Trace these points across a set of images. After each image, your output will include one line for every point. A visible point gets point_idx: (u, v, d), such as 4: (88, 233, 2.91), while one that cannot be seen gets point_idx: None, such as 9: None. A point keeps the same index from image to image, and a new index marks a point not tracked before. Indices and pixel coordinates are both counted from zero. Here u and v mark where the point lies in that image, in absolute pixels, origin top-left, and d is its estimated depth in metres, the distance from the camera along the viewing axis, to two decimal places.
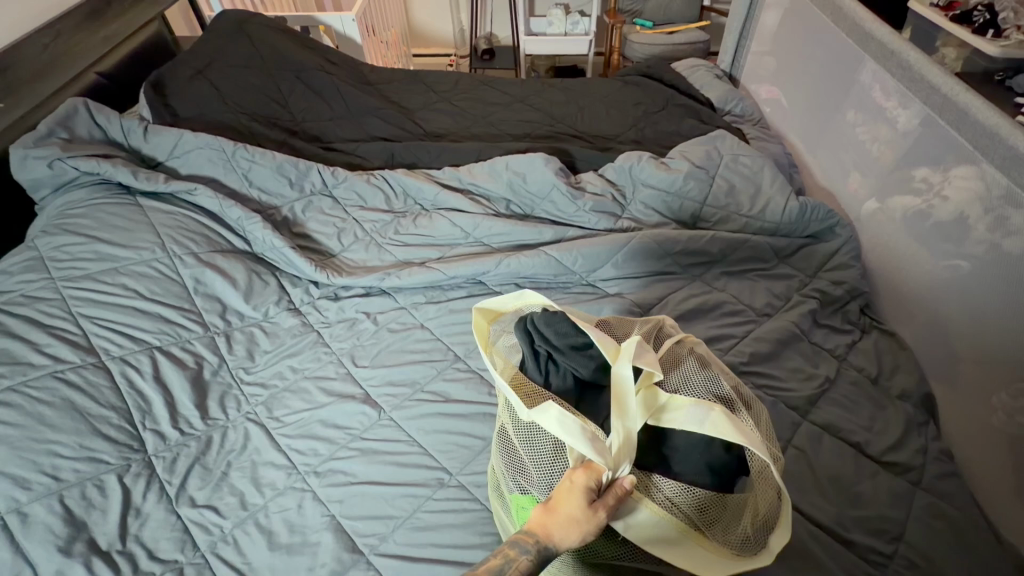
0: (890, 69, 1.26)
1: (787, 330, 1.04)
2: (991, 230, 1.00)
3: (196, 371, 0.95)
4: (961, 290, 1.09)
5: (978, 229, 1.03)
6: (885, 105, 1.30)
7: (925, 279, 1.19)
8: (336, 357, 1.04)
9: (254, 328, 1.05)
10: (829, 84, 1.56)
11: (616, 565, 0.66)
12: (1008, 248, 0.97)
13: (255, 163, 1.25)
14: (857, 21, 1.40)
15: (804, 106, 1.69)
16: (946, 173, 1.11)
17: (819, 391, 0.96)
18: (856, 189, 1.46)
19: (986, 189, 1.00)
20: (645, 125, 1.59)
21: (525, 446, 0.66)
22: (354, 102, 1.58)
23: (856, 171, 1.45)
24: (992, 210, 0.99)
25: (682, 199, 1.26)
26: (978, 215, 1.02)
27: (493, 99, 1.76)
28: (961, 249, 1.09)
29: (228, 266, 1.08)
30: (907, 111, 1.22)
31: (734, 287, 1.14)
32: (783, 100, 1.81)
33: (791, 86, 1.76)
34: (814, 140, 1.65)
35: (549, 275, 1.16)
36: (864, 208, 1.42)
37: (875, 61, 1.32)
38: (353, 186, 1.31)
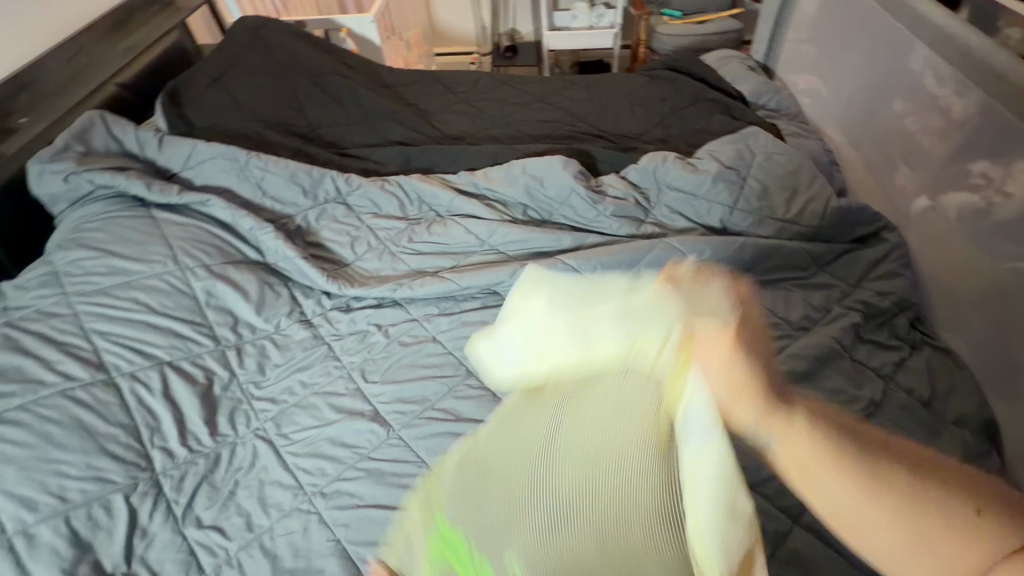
0: (946, 54, 1.14)
1: (827, 347, 0.95)
2: None
3: (206, 387, 0.94)
4: None
5: None
6: (942, 93, 1.18)
7: (982, 285, 1.08)
8: (346, 371, 1.02)
9: (265, 341, 1.04)
10: (875, 74, 1.44)
11: None
12: None
13: (268, 172, 1.23)
14: (910, 4, 1.28)
15: (845, 97, 1.57)
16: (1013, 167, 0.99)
17: (864, 416, 0.87)
18: (905, 185, 1.34)
19: None
20: (672, 122, 1.51)
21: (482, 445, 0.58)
22: (371, 107, 1.56)
23: (905, 166, 1.34)
24: None
25: (711, 203, 1.17)
26: None
27: (512, 99, 1.71)
28: None
29: (240, 278, 1.07)
30: (966, 102, 1.10)
31: (768, 298, 1.05)
32: (823, 91, 1.69)
33: (831, 76, 1.64)
34: (857, 134, 1.53)
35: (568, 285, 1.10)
36: (915, 206, 1.30)
37: (929, 46, 1.20)
38: (366, 193, 1.29)
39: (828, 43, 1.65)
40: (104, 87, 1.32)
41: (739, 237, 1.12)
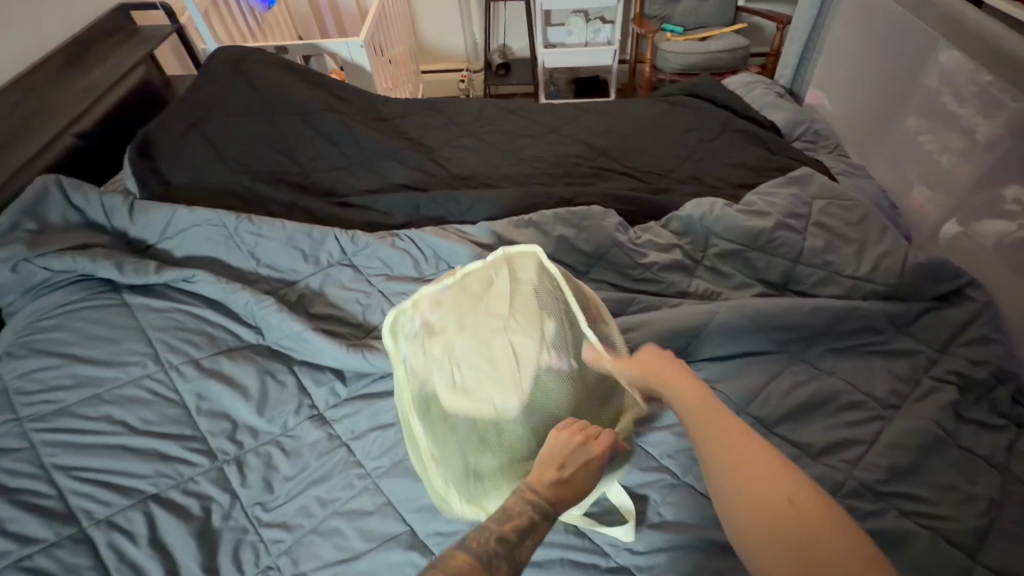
0: (978, 71, 1.09)
1: (929, 432, 0.83)
2: None
3: (202, 521, 0.76)
4: None
5: None
6: (962, 113, 1.14)
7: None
8: (371, 482, 0.85)
9: (271, 447, 0.86)
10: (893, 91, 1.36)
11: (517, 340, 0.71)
12: None
13: (263, 236, 1.05)
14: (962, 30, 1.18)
15: (860, 110, 1.47)
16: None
17: (986, 520, 0.76)
18: (922, 205, 1.27)
19: None
20: (702, 156, 1.39)
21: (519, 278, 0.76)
22: (369, 145, 1.39)
23: (922, 186, 1.27)
24: None
25: (770, 258, 1.05)
26: None
27: (522, 129, 1.57)
28: None
29: (237, 370, 0.89)
30: None
31: (847, 369, 0.94)
32: (832, 103, 1.59)
33: (843, 88, 1.54)
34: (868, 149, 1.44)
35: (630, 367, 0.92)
36: (943, 230, 1.21)
37: (954, 61, 1.16)
38: (375, 251, 1.10)
39: (837, 57, 1.56)
40: (59, 140, 1.12)
41: (807, 298, 1.00)
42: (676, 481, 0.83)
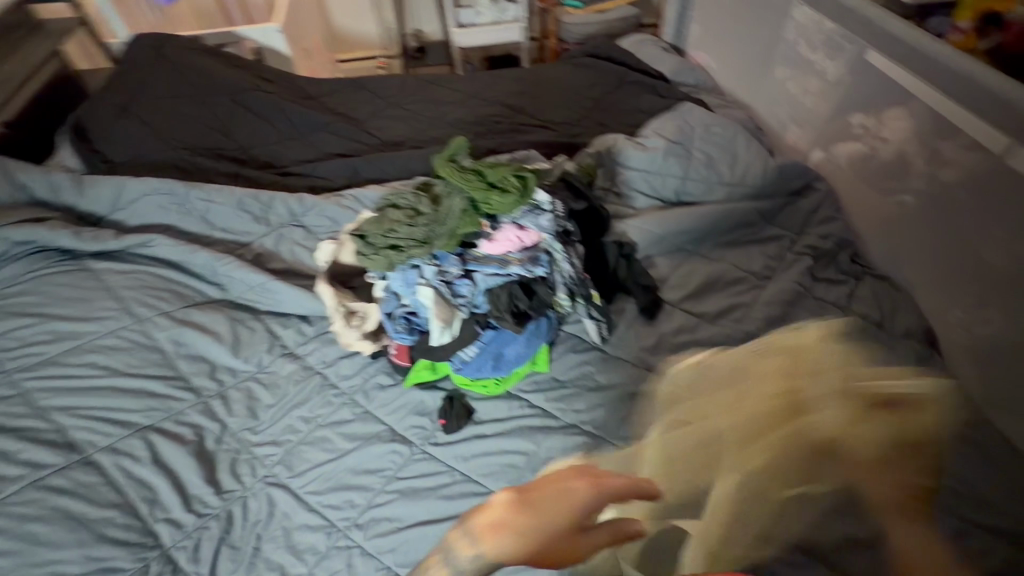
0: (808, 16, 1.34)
1: (791, 290, 1.06)
2: (927, 163, 1.07)
3: (198, 444, 0.87)
4: (913, 222, 1.13)
5: (917, 164, 1.10)
6: (816, 57, 1.33)
7: (866, 204, 1.24)
8: (348, 398, 0.98)
9: (250, 383, 0.97)
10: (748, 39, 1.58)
11: (494, 209, 0.90)
12: (946, 178, 1.04)
13: (213, 202, 1.13)
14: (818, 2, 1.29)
15: (745, 70, 1.60)
16: (908, 134, 1.10)
17: None
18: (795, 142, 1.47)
19: (930, 124, 1.05)
20: (606, 107, 1.59)
21: (487, 167, 0.93)
22: (300, 119, 1.47)
23: (794, 125, 1.45)
24: (926, 145, 1.07)
25: (664, 176, 1.26)
26: (917, 151, 1.09)
27: (444, 98, 1.69)
28: (905, 184, 1.14)
29: (208, 320, 0.99)
30: (838, 62, 1.27)
31: (732, 256, 1.15)
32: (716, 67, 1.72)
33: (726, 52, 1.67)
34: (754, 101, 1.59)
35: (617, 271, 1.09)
36: (811, 156, 1.41)
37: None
38: (323, 210, 1.19)
39: (703, 12, 1.72)
40: None
41: (697, 205, 1.21)
42: (605, 354, 1.01)
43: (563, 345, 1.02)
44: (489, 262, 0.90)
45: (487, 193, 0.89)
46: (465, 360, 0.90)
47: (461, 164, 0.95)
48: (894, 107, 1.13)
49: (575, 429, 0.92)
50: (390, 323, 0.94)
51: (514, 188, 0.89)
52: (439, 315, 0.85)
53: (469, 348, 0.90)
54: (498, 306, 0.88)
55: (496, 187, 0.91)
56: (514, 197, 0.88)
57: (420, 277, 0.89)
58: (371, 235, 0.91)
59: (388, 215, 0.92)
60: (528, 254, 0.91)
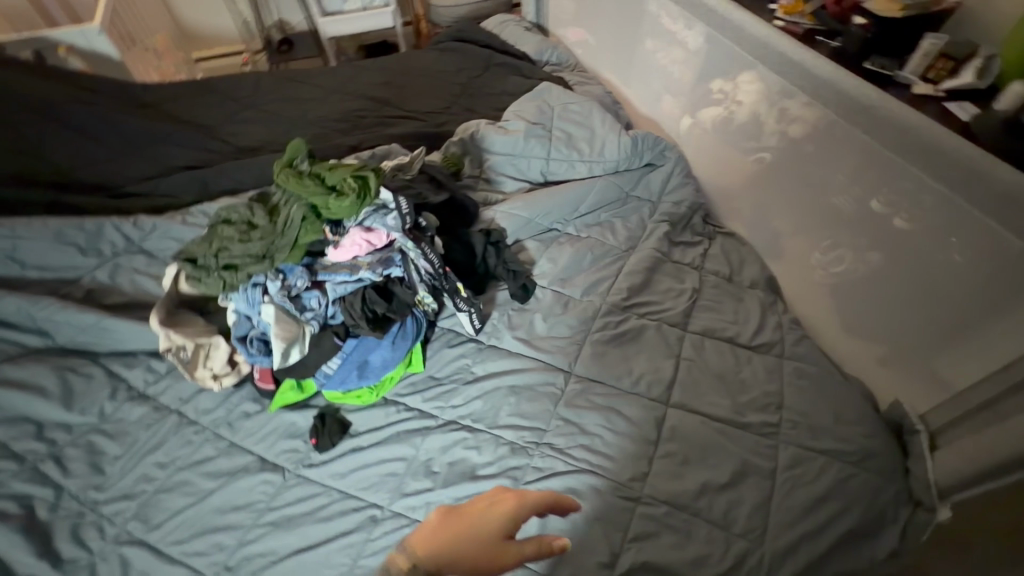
0: None
1: (652, 257, 1.12)
2: (777, 121, 1.12)
3: (27, 517, 0.78)
4: (762, 179, 1.22)
5: (769, 122, 1.14)
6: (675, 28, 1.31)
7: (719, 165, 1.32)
8: (211, 433, 0.91)
9: (92, 436, 0.87)
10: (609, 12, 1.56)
11: (332, 213, 0.85)
12: (795, 134, 1.09)
13: (21, 238, 0.99)
14: None
15: (609, 42, 1.61)
16: (760, 95, 1.14)
17: (691, 303, 1.06)
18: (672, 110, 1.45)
19: (768, 88, 1.11)
20: (473, 91, 1.57)
21: (325, 170, 0.88)
22: (134, 132, 1.32)
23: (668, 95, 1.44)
24: (774, 105, 1.11)
25: (528, 159, 1.27)
26: (766, 111, 1.13)
27: (304, 94, 1.58)
28: (761, 143, 1.18)
29: (30, 374, 0.89)
30: (693, 32, 1.26)
31: (598, 231, 1.19)
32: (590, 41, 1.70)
33: (591, 24, 1.67)
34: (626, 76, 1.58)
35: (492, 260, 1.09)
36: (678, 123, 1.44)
37: None
38: (166, 231, 1.07)
39: None
40: None
41: (563, 184, 1.24)
42: (481, 345, 1.01)
43: (438, 342, 1.02)
44: (337, 271, 0.87)
45: (324, 198, 0.84)
46: (329, 374, 0.86)
47: (299, 169, 0.89)
48: (734, 73, 1.19)
49: (454, 425, 0.91)
50: (243, 348, 0.87)
51: (352, 190, 0.85)
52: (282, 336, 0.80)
53: (331, 361, 0.86)
54: (354, 317, 0.85)
55: (336, 190, 0.86)
56: (352, 200, 0.84)
57: (263, 295, 0.84)
58: (203, 257, 0.85)
59: (220, 233, 0.86)
60: (379, 256, 0.88)
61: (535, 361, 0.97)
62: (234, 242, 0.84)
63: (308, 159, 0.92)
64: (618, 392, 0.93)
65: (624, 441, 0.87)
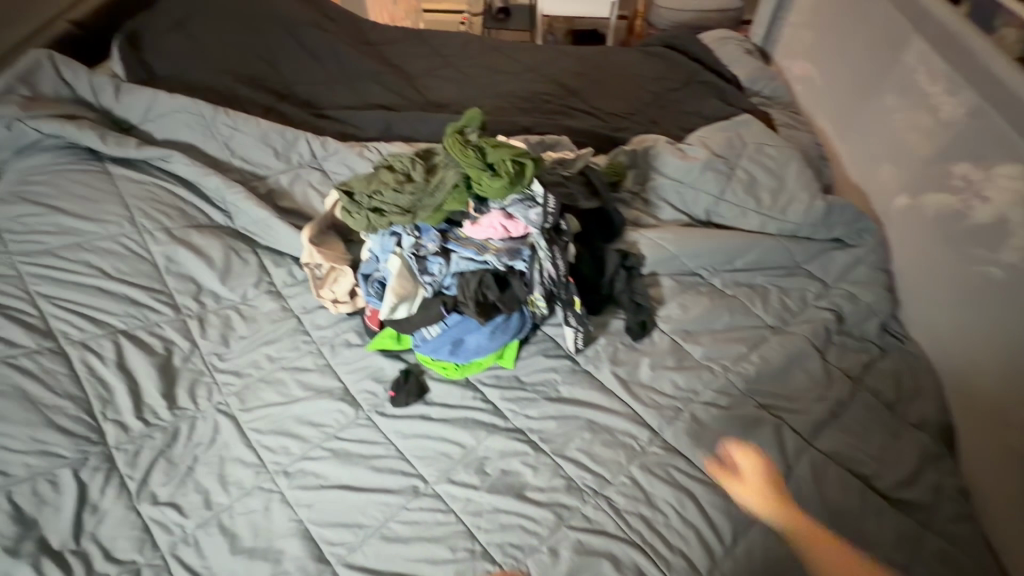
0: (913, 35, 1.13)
1: (800, 345, 0.96)
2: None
3: (164, 358, 0.91)
4: (973, 293, 0.94)
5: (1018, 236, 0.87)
6: (930, 91, 1.07)
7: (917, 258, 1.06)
8: (315, 347, 0.99)
9: (230, 311, 1.00)
10: (854, 53, 1.34)
11: (481, 187, 0.85)
12: None
13: (238, 131, 1.16)
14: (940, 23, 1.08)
15: (840, 82, 1.38)
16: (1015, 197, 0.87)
17: (830, 416, 0.89)
18: (886, 181, 1.18)
19: None
20: (664, 104, 1.47)
21: (489, 145, 0.88)
22: (350, 64, 1.47)
23: (888, 163, 1.18)
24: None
25: (697, 191, 1.16)
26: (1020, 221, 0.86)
27: (500, 66, 1.62)
28: (995, 254, 0.91)
29: (205, 243, 1.03)
30: (955, 99, 1.02)
31: (745, 294, 1.05)
32: (817, 78, 1.47)
33: (825, 59, 1.44)
34: (848, 130, 1.32)
35: (620, 284, 1.02)
36: (884, 199, 1.19)
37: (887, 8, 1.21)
38: (344, 159, 1.18)
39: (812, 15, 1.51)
40: (55, 23, 1.21)
41: (725, 230, 1.11)
42: (576, 366, 0.96)
43: (535, 346, 0.99)
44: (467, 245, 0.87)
45: (479, 172, 0.85)
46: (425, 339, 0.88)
47: (466, 136, 0.90)
48: (996, 160, 0.92)
49: (520, 436, 0.88)
50: (365, 285, 0.93)
51: (506, 173, 0.84)
52: (397, 290, 0.84)
53: (432, 326, 0.88)
54: (466, 295, 0.85)
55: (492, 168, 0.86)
56: (503, 183, 0.83)
57: (396, 246, 0.88)
58: (359, 194, 0.90)
59: (380, 175, 0.90)
60: (509, 246, 0.87)
61: (623, 406, 0.90)
62: (388, 186, 0.88)
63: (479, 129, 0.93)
64: (703, 478, 0.82)
65: (689, 534, 0.77)
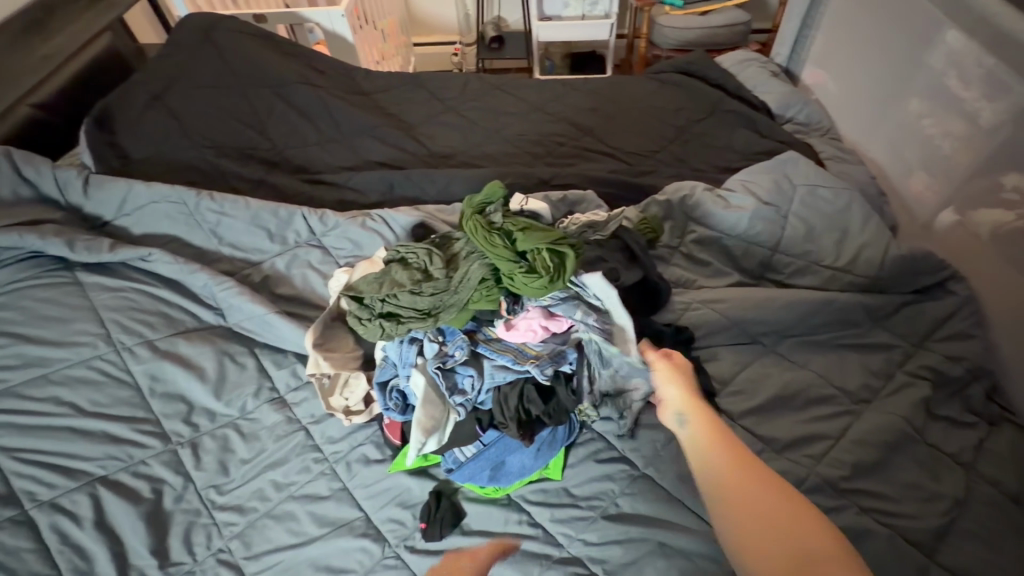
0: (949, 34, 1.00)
1: (897, 429, 0.81)
2: None
3: (153, 504, 0.77)
4: None
5: None
6: (964, 96, 0.97)
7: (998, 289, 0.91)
8: (329, 467, 0.85)
9: (228, 431, 0.86)
10: (875, 55, 1.23)
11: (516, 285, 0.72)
12: None
13: (225, 214, 1.04)
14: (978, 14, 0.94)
15: (859, 84, 1.28)
16: None
17: (948, 521, 0.74)
18: (920, 191, 1.10)
19: None
20: (690, 138, 1.34)
21: (518, 229, 0.75)
22: (344, 120, 1.35)
23: (922, 171, 1.10)
24: None
25: (749, 244, 1.03)
26: None
27: (505, 106, 1.49)
28: None
29: (194, 353, 0.90)
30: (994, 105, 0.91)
31: (820, 363, 0.91)
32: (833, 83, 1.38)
33: (840, 63, 1.35)
34: (871, 133, 1.25)
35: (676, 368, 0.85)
36: (937, 216, 1.06)
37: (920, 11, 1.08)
38: (346, 231, 1.05)
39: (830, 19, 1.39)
40: (17, 111, 1.10)
41: (785, 289, 0.97)
42: (636, 472, 0.81)
43: (584, 449, 0.85)
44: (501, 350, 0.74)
45: (512, 266, 0.71)
46: (459, 462, 0.75)
47: (488, 217, 0.78)
48: None
49: (580, 569, 0.73)
50: (382, 396, 0.80)
51: (545, 267, 0.71)
52: (424, 415, 0.70)
53: (466, 446, 0.75)
54: (502, 413, 0.72)
55: (526, 260, 0.73)
56: (544, 281, 0.70)
57: (417, 355, 0.75)
58: (369, 297, 0.77)
59: (393, 273, 0.78)
60: (552, 348, 0.74)
61: (697, 521, 0.76)
62: (403, 286, 0.76)
63: (501, 207, 0.80)
64: None
65: None
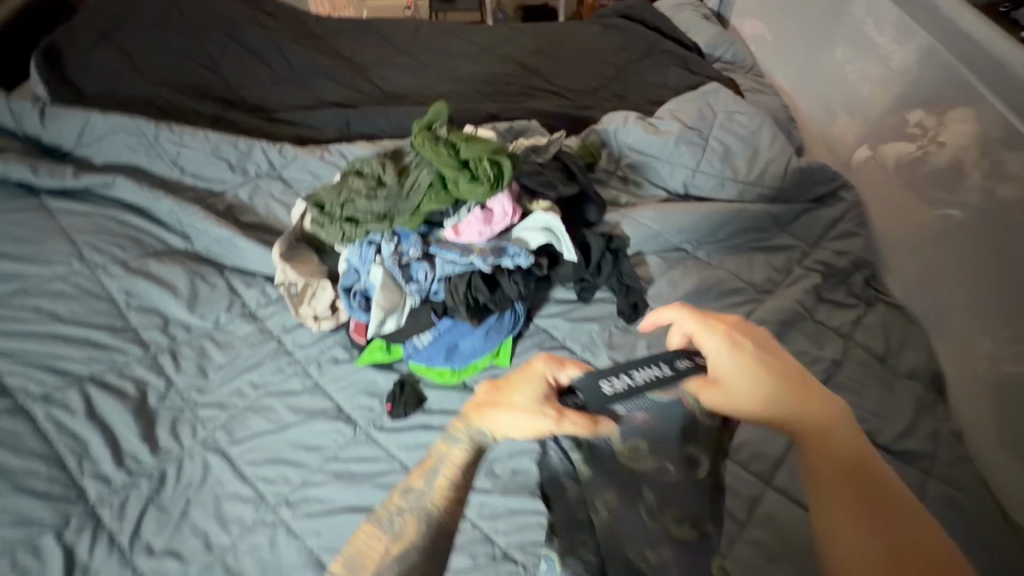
0: None
1: (791, 310, 0.96)
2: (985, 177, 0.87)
3: (139, 400, 0.85)
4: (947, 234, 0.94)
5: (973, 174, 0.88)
6: (881, 41, 1.10)
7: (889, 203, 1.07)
8: (301, 367, 0.94)
9: (204, 340, 0.93)
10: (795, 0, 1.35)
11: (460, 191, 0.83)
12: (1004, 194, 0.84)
13: (185, 146, 1.09)
14: None
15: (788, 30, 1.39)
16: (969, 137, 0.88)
17: (827, 377, 0.90)
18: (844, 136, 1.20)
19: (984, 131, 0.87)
20: (628, 77, 1.44)
21: (461, 141, 0.84)
22: (297, 60, 1.38)
23: (845, 115, 1.20)
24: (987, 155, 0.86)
25: (674, 166, 1.14)
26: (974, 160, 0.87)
27: (456, 49, 1.55)
28: (954, 196, 0.92)
29: (166, 272, 0.96)
30: (904, 48, 1.04)
31: (732, 263, 1.05)
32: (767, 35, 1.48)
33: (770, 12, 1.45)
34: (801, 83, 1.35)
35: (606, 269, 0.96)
36: (842, 142, 1.20)
37: None
38: (305, 163, 1.11)
39: None
40: None
41: (705, 203, 1.10)
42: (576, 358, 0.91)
43: (530, 339, 0.94)
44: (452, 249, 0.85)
45: (456, 173, 0.82)
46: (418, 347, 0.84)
47: (435, 131, 0.87)
48: (957, 106, 0.91)
49: None
50: (347, 300, 0.87)
51: (486, 174, 0.81)
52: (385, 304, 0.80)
53: (424, 334, 0.84)
54: (455, 300, 0.82)
55: (468, 167, 0.83)
56: (485, 188, 0.81)
57: (376, 255, 0.84)
58: (330, 205, 0.86)
59: (350, 184, 0.87)
60: (494, 246, 0.85)
61: None
62: (360, 194, 0.85)
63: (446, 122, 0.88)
64: None
65: None
